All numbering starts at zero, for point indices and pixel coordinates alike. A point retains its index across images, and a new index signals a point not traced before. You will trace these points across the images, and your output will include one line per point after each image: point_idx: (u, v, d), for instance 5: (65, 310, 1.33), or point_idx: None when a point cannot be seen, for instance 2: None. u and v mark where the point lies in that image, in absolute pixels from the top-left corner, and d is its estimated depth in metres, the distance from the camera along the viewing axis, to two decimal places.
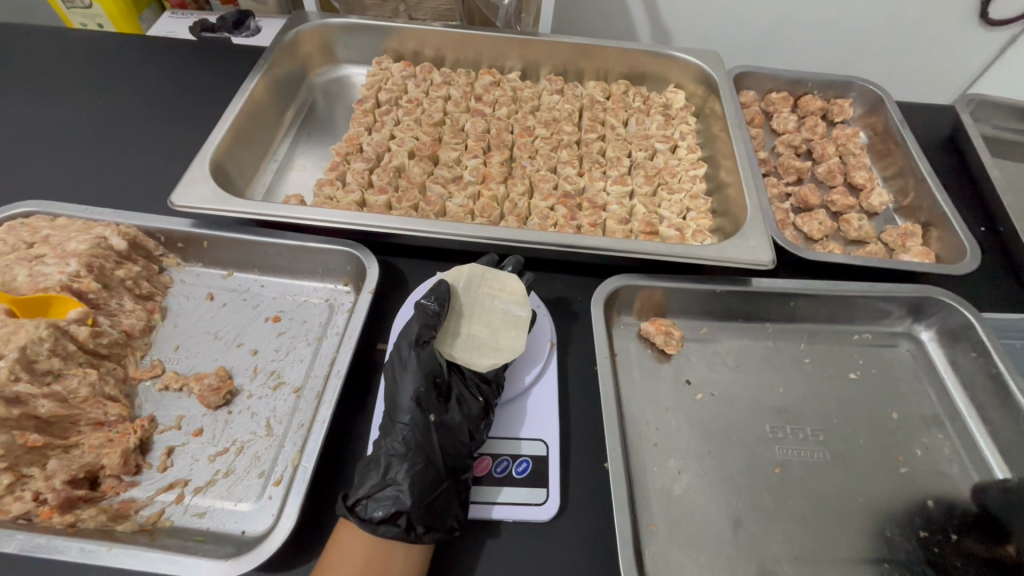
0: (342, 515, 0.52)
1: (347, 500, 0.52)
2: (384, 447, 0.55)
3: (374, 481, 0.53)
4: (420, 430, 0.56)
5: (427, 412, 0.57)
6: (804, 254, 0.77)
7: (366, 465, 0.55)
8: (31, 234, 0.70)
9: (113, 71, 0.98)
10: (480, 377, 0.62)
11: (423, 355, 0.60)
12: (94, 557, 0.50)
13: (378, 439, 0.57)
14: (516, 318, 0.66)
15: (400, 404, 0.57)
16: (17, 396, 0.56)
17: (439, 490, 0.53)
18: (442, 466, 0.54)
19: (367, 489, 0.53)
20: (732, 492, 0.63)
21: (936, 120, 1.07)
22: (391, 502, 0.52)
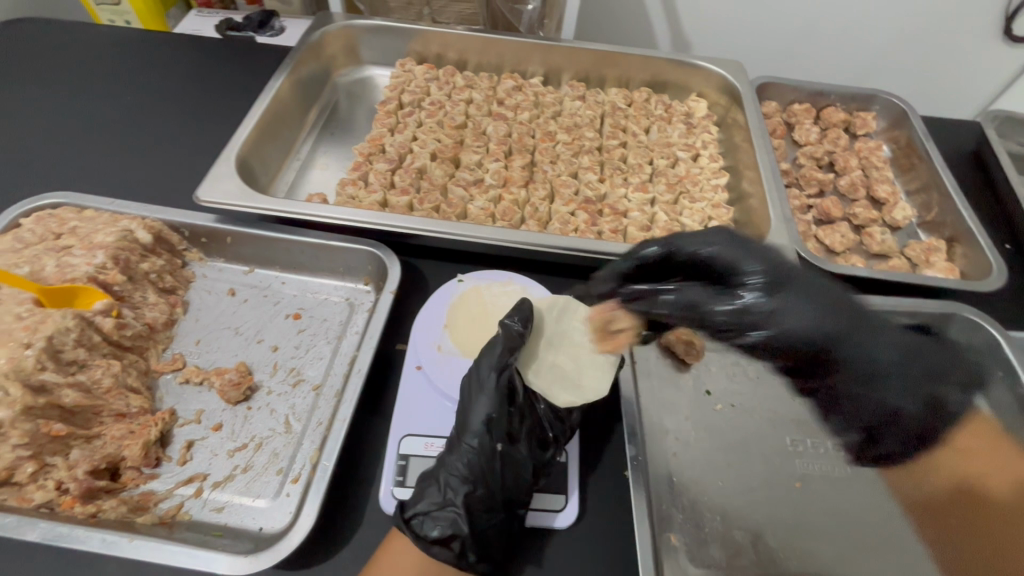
0: (397, 525, 0.53)
1: (405, 512, 0.53)
2: (448, 466, 0.55)
3: (433, 500, 0.54)
4: (487, 458, 0.55)
5: (495, 439, 0.56)
6: (826, 266, 0.77)
7: (425, 480, 0.56)
8: (59, 225, 0.71)
9: (141, 67, 0.99)
10: (552, 413, 0.60)
11: (502, 380, 0.58)
12: (115, 548, 0.50)
13: (442, 455, 0.56)
14: (602, 358, 0.63)
15: (471, 426, 0.56)
16: (43, 385, 0.56)
17: (494, 520, 0.54)
18: (501, 497, 0.54)
19: (423, 505, 0.54)
20: (754, 505, 0.63)
21: (961, 135, 1.06)
22: (447, 524, 0.52)
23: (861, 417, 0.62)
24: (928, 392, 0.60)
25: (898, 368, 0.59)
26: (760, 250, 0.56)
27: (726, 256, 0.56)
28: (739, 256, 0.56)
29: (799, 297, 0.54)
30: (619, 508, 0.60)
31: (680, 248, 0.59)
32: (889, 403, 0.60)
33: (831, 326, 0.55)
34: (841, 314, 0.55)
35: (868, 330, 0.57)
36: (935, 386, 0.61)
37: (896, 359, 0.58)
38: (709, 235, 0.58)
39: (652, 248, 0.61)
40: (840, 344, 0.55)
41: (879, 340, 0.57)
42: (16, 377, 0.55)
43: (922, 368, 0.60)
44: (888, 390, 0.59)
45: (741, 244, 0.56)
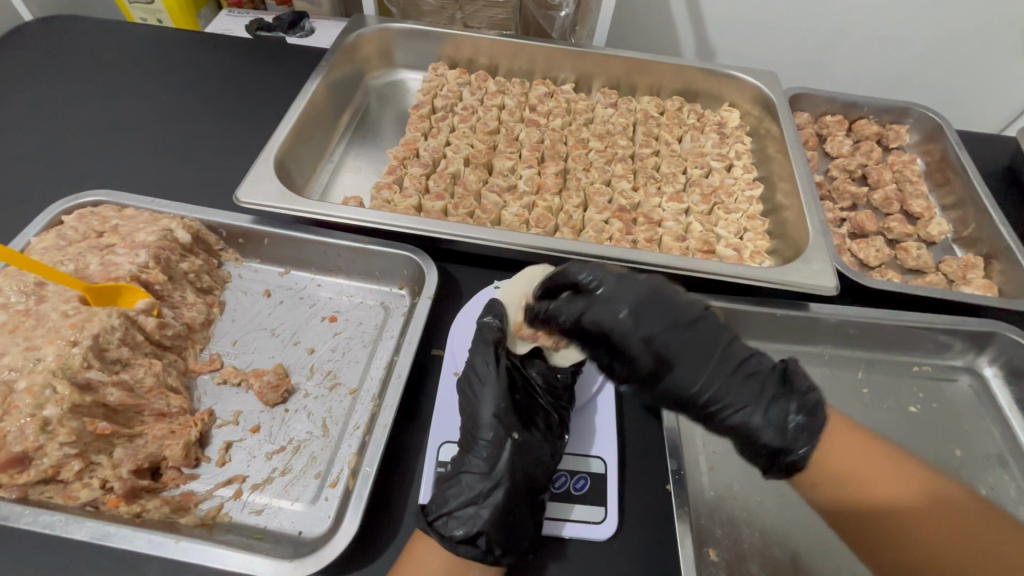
0: (422, 528, 0.53)
1: (427, 516, 0.53)
2: (465, 464, 0.56)
3: (454, 500, 0.54)
4: (501, 449, 0.56)
5: (509, 430, 0.57)
6: (863, 279, 0.76)
7: (447, 480, 0.56)
8: (101, 223, 0.71)
9: (176, 67, 1.00)
10: (554, 398, 0.62)
11: (501, 374, 0.60)
12: (162, 549, 0.50)
13: (460, 454, 0.57)
14: None
15: (482, 421, 0.57)
16: (89, 383, 0.57)
17: (519, 514, 0.53)
18: (523, 489, 0.54)
19: (446, 505, 0.54)
20: (792, 522, 0.62)
21: (996, 150, 1.04)
22: (471, 521, 0.52)
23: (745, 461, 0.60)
24: (766, 441, 0.56)
25: (753, 417, 0.57)
26: (652, 317, 0.59)
27: (620, 327, 0.59)
28: (628, 331, 0.58)
29: (678, 366, 0.58)
30: (659, 519, 0.58)
31: (584, 315, 0.59)
32: (747, 443, 0.57)
33: (680, 380, 0.58)
34: (698, 368, 0.58)
35: (722, 377, 0.57)
36: (779, 434, 0.56)
37: (748, 408, 0.57)
38: (611, 301, 0.59)
39: (563, 306, 0.61)
40: (685, 388, 0.58)
41: (733, 389, 0.57)
42: (63, 374, 0.55)
43: (782, 417, 0.56)
44: (742, 434, 0.57)
45: (632, 317, 0.58)
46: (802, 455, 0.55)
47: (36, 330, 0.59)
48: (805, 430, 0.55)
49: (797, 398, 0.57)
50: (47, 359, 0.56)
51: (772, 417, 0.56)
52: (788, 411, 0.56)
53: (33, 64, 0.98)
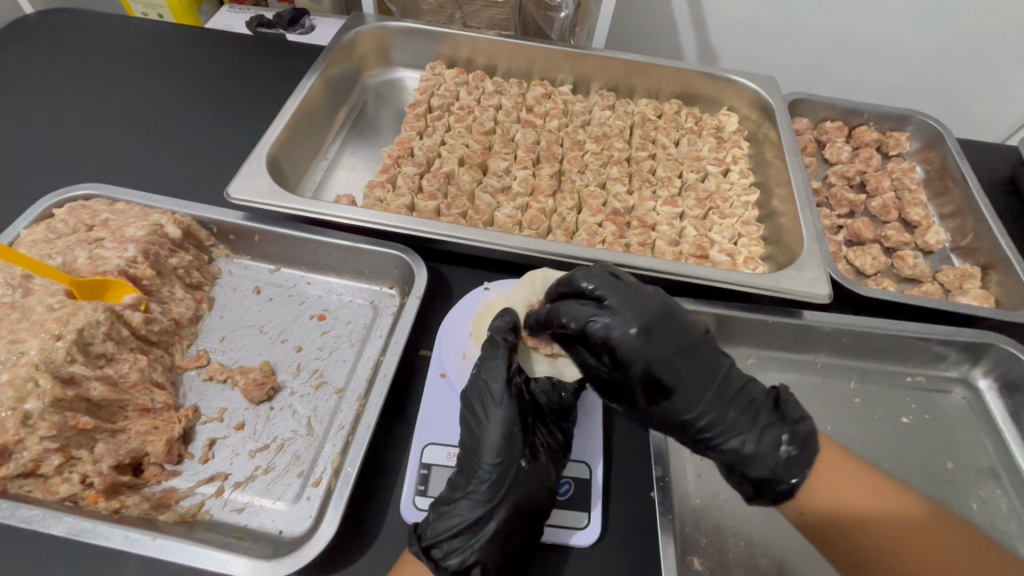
0: (415, 553, 0.51)
1: (422, 541, 0.52)
2: (465, 487, 0.54)
3: (452, 525, 0.52)
4: (506, 476, 0.54)
5: (517, 457, 0.55)
6: (857, 288, 0.75)
7: (443, 500, 0.54)
8: (92, 216, 0.71)
9: (174, 62, 1.00)
10: (559, 416, 0.61)
11: (512, 398, 0.58)
12: (139, 547, 0.50)
13: (461, 477, 0.55)
14: None
15: (489, 444, 0.55)
16: (72, 377, 0.57)
17: (518, 542, 0.53)
18: (524, 516, 0.53)
19: (443, 532, 0.52)
20: (779, 530, 0.61)
21: (996, 160, 1.03)
22: (469, 551, 0.52)
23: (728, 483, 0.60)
24: (756, 471, 0.56)
25: (745, 447, 0.57)
26: (659, 338, 0.56)
27: (629, 340, 0.56)
28: (635, 343, 0.55)
29: (674, 389, 0.57)
30: (644, 527, 0.58)
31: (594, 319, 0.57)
32: (737, 469, 0.57)
33: (674, 405, 0.57)
34: (693, 397, 0.57)
35: (721, 405, 0.57)
36: (771, 466, 0.56)
37: (739, 440, 0.57)
38: (621, 315, 0.56)
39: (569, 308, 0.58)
40: (679, 414, 0.58)
41: (728, 416, 0.57)
42: (47, 368, 0.55)
43: (774, 449, 0.56)
44: (732, 463, 0.58)
45: (643, 331, 0.56)
46: (793, 488, 0.55)
47: (21, 323, 0.59)
48: (796, 462, 0.55)
49: (790, 428, 0.57)
50: (31, 352, 0.56)
51: (764, 448, 0.57)
52: (780, 442, 0.57)
53: (32, 56, 0.98)
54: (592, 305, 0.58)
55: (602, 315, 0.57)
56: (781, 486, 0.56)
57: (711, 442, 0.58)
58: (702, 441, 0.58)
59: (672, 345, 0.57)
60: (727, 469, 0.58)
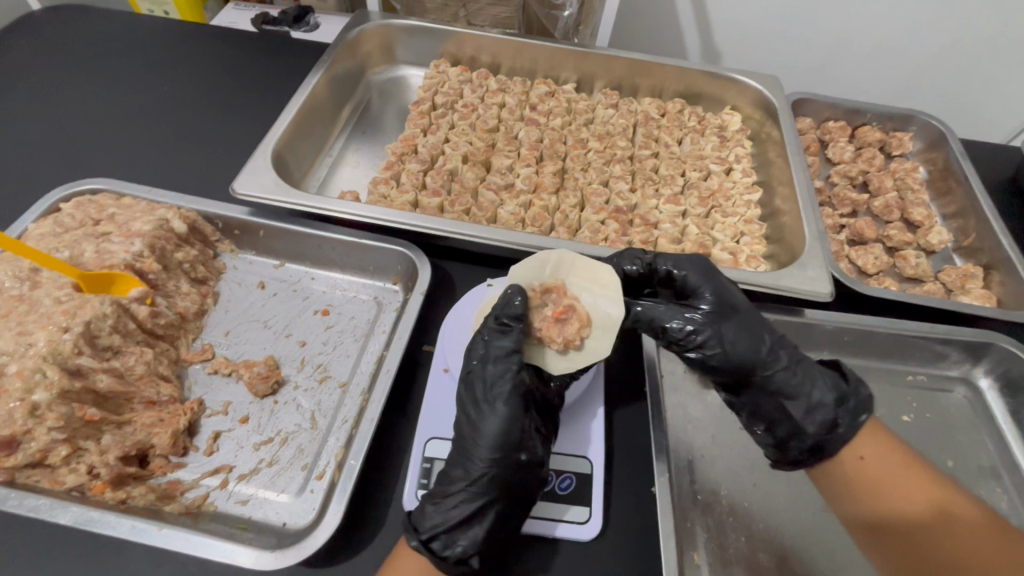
0: (414, 548, 0.51)
1: (422, 535, 0.51)
2: (464, 481, 0.53)
3: (452, 518, 0.52)
4: (507, 470, 0.53)
5: (517, 450, 0.54)
6: (859, 287, 0.76)
7: (440, 492, 0.53)
8: (98, 211, 0.72)
9: (179, 58, 1.00)
10: (548, 407, 0.60)
11: (513, 392, 0.55)
12: (145, 536, 0.50)
13: (458, 468, 0.54)
14: (607, 317, 0.59)
15: (489, 439, 0.53)
16: (79, 369, 0.57)
17: (513, 529, 0.54)
18: (521, 506, 0.53)
19: (443, 526, 0.51)
20: (781, 527, 0.62)
21: (1000, 161, 1.03)
22: (468, 542, 0.51)
23: (803, 427, 0.60)
24: (827, 396, 0.60)
25: (814, 374, 0.60)
26: (720, 279, 0.62)
27: (697, 275, 0.62)
28: (704, 275, 0.62)
29: (743, 325, 0.60)
30: (644, 523, 0.58)
31: (658, 264, 0.64)
32: (812, 401, 0.60)
33: (747, 337, 0.60)
34: (760, 332, 0.61)
35: (779, 339, 0.61)
36: (838, 394, 0.60)
37: (806, 369, 0.60)
38: (684, 259, 0.63)
39: (630, 263, 0.64)
40: (754, 351, 0.60)
41: (790, 348, 0.62)
42: (54, 360, 0.56)
43: (836, 378, 0.62)
44: (804, 395, 0.60)
45: (709, 269, 0.62)
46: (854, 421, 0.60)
47: (29, 315, 0.59)
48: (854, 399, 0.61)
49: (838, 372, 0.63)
50: (39, 344, 0.56)
51: (827, 378, 0.61)
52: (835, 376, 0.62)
53: (39, 51, 0.99)
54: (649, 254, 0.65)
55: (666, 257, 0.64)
56: (851, 415, 0.60)
57: (797, 376, 0.60)
58: (784, 367, 0.60)
59: (729, 288, 0.62)
60: (801, 408, 0.60)
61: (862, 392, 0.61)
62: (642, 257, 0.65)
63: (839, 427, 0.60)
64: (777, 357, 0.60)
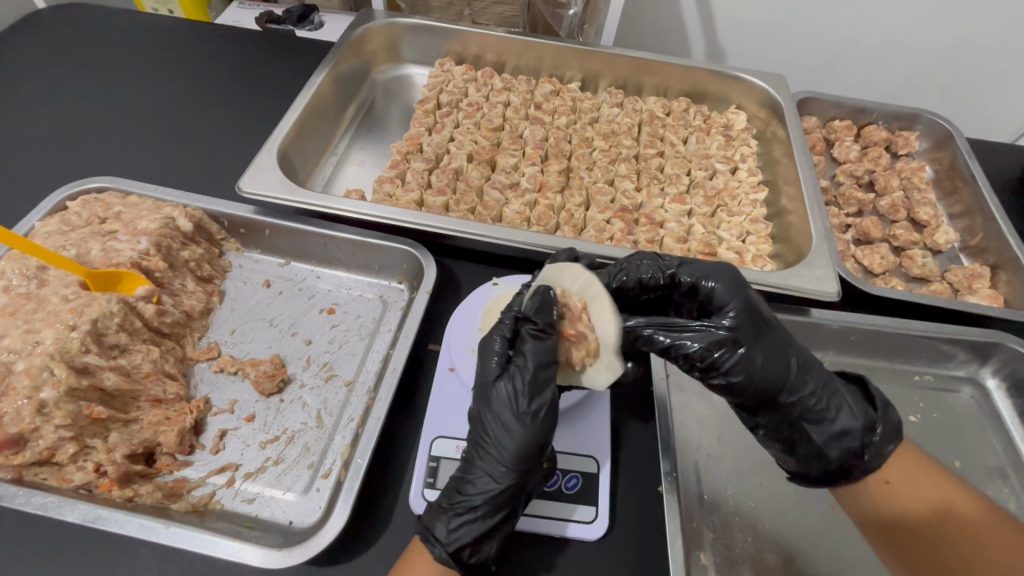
0: (439, 558, 0.50)
1: (450, 548, 0.50)
2: (490, 493, 0.52)
3: (479, 529, 0.51)
4: (531, 481, 0.54)
5: (542, 460, 0.54)
6: (866, 286, 0.75)
7: (463, 501, 0.52)
8: (104, 209, 0.72)
9: (185, 57, 1.00)
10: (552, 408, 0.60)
11: (545, 405, 0.54)
12: (153, 534, 0.50)
13: (482, 478, 0.53)
14: (610, 359, 0.57)
15: (521, 451, 0.52)
16: (86, 367, 0.57)
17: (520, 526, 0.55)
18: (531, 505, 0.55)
19: (469, 539, 0.51)
20: (787, 526, 0.62)
21: (1008, 161, 1.02)
22: (491, 550, 0.52)
23: (825, 452, 0.58)
24: (852, 424, 0.57)
25: (840, 400, 0.58)
26: (749, 293, 0.59)
27: (724, 290, 0.58)
28: (732, 290, 0.57)
29: (770, 347, 0.56)
30: (651, 523, 0.58)
31: (682, 274, 0.61)
32: (836, 427, 0.57)
33: (772, 361, 0.56)
34: (786, 354, 0.57)
35: (808, 362, 0.58)
36: (863, 420, 0.58)
37: (833, 395, 0.58)
38: (709, 270, 0.59)
39: (649, 271, 0.61)
40: (779, 376, 0.56)
41: (818, 372, 0.58)
42: (62, 358, 0.56)
43: (864, 403, 0.60)
44: (830, 423, 0.57)
45: (739, 283, 0.58)
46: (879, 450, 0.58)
47: (36, 313, 0.60)
48: (883, 428, 0.58)
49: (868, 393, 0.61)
50: (46, 342, 0.57)
51: (854, 404, 0.58)
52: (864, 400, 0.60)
53: (44, 49, 0.99)
54: (671, 263, 0.62)
55: (692, 266, 0.61)
56: (878, 443, 0.58)
57: (823, 399, 0.57)
58: (811, 390, 0.57)
59: (757, 304, 0.58)
60: (825, 436, 0.57)
61: (891, 417, 0.59)
62: (664, 265, 0.62)
63: (864, 455, 0.58)
64: (802, 381, 0.57)
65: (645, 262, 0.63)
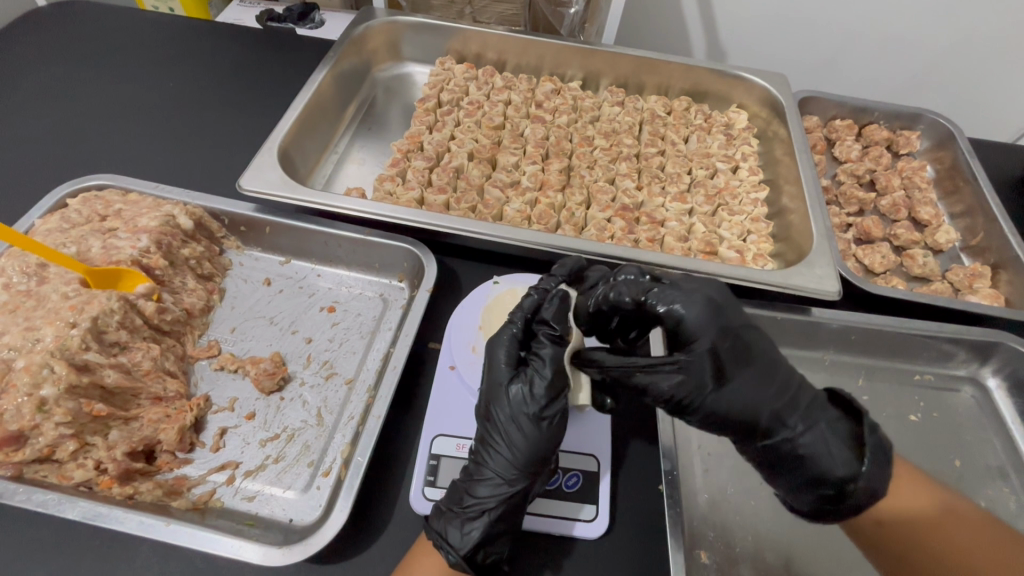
0: (453, 562, 0.50)
1: (464, 552, 0.50)
2: (503, 496, 0.52)
3: (493, 532, 0.51)
4: (540, 484, 0.54)
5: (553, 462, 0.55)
6: (867, 285, 0.75)
7: (475, 505, 0.52)
8: (104, 207, 0.72)
9: (185, 54, 1.00)
10: None
11: (558, 410, 0.55)
12: (153, 532, 0.50)
13: (494, 481, 0.53)
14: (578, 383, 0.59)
15: (534, 453, 0.53)
16: (86, 364, 0.57)
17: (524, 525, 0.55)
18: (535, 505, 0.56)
19: (483, 542, 0.51)
20: (788, 525, 0.62)
21: (1009, 161, 1.02)
22: (502, 551, 0.52)
23: (798, 494, 0.54)
24: (834, 471, 0.52)
25: (821, 444, 0.52)
26: (725, 325, 0.53)
27: (694, 322, 0.52)
28: (701, 324, 0.52)
29: (740, 385, 0.52)
30: (651, 522, 0.58)
31: (651, 299, 0.54)
32: (814, 471, 0.52)
33: (738, 402, 0.52)
34: (761, 396, 0.52)
35: (787, 404, 0.52)
36: (848, 471, 0.52)
37: (814, 436, 0.52)
38: (684, 299, 0.53)
39: (617, 295, 0.56)
40: (746, 417, 0.52)
41: (798, 412, 0.53)
42: (62, 355, 0.56)
43: (850, 449, 0.52)
44: (806, 468, 0.53)
45: (711, 314, 0.52)
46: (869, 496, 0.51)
47: (36, 310, 0.60)
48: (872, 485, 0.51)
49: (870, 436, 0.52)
50: (46, 339, 0.57)
51: (841, 448, 0.52)
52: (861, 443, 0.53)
53: (45, 47, 0.99)
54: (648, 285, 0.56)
55: (667, 290, 0.54)
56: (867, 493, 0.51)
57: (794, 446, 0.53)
58: (785, 435, 0.52)
59: (733, 338, 0.52)
60: (801, 479, 0.53)
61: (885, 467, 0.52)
62: (640, 287, 0.56)
63: (845, 504, 0.52)
64: (776, 423, 0.52)
65: (623, 282, 0.57)
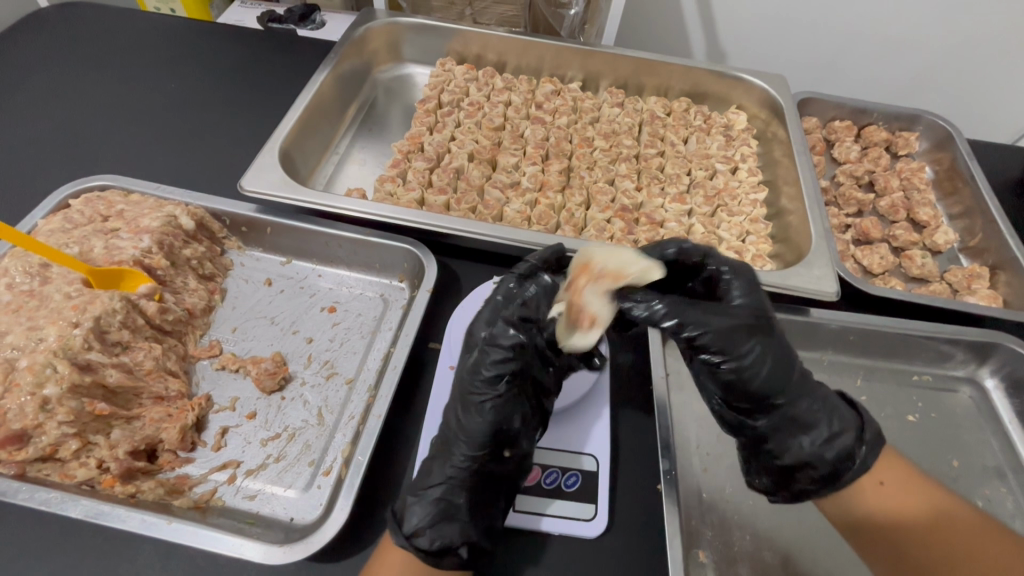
0: (399, 544, 0.50)
1: (407, 531, 0.50)
2: (445, 476, 0.54)
3: (435, 511, 0.51)
4: (488, 465, 0.54)
5: (500, 443, 0.55)
6: (865, 286, 0.76)
7: (422, 486, 0.54)
8: (107, 207, 0.72)
9: (186, 55, 1.01)
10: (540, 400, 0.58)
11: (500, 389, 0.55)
12: (155, 530, 0.51)
13: (438, 462, 0.55)
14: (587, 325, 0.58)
15: (473, 432, 0.54)
16: (89, 364, 0.58)
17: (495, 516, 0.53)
18: (499, 493, 0.54)
19: (426, 521, 0.51)
20: (786, 524, 0.62)
21: (1007, 162, 1.03)
22: (456, 535, 0.50)
23: (817, 453, 0.56)
24: (844, 427, 0.57)
25: (833, 404, 0.58)
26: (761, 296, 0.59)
27: (741, 285, 0.59)
28: (747, 287, 0.59)
29: (775, 340, 0.57)
30: (650, 522, 0.58)
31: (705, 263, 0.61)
32: (831, 425, 0.57)
33: (774, 350, 0.56)
34: (789, 351, 0.57)
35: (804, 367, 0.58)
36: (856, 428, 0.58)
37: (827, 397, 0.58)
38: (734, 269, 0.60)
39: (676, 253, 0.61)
40: (780, 365, 0.56)
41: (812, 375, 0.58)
42: (64, 355, 0.56)
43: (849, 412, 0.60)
44: (823, 423, 0.56)
45: (753, 284, 0.59)
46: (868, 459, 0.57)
47: (39, 310, 0.60)
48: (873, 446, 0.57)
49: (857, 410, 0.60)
50: (49, 339, 0.57)
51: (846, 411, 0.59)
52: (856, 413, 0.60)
53: (47, 47, 0.99)
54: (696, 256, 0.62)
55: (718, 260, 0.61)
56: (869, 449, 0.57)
57: (813, 407, 0.57)
58: (805, 392, 0.57)
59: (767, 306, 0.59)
60: (818, 435, 0.56)
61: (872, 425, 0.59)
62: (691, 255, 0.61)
63: (853, 462, 0.56)
64: (801, 378, 0.57)
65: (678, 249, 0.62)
